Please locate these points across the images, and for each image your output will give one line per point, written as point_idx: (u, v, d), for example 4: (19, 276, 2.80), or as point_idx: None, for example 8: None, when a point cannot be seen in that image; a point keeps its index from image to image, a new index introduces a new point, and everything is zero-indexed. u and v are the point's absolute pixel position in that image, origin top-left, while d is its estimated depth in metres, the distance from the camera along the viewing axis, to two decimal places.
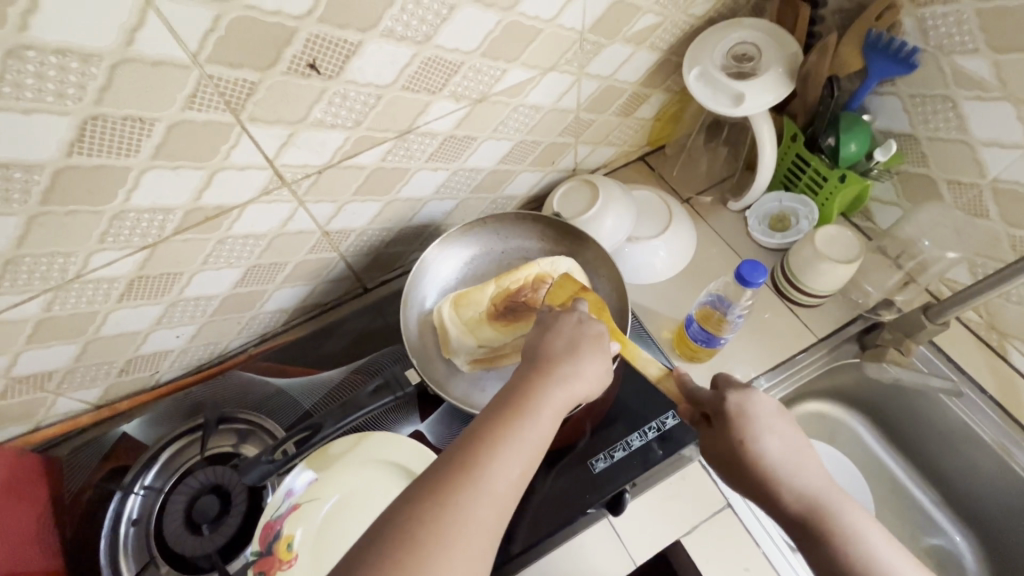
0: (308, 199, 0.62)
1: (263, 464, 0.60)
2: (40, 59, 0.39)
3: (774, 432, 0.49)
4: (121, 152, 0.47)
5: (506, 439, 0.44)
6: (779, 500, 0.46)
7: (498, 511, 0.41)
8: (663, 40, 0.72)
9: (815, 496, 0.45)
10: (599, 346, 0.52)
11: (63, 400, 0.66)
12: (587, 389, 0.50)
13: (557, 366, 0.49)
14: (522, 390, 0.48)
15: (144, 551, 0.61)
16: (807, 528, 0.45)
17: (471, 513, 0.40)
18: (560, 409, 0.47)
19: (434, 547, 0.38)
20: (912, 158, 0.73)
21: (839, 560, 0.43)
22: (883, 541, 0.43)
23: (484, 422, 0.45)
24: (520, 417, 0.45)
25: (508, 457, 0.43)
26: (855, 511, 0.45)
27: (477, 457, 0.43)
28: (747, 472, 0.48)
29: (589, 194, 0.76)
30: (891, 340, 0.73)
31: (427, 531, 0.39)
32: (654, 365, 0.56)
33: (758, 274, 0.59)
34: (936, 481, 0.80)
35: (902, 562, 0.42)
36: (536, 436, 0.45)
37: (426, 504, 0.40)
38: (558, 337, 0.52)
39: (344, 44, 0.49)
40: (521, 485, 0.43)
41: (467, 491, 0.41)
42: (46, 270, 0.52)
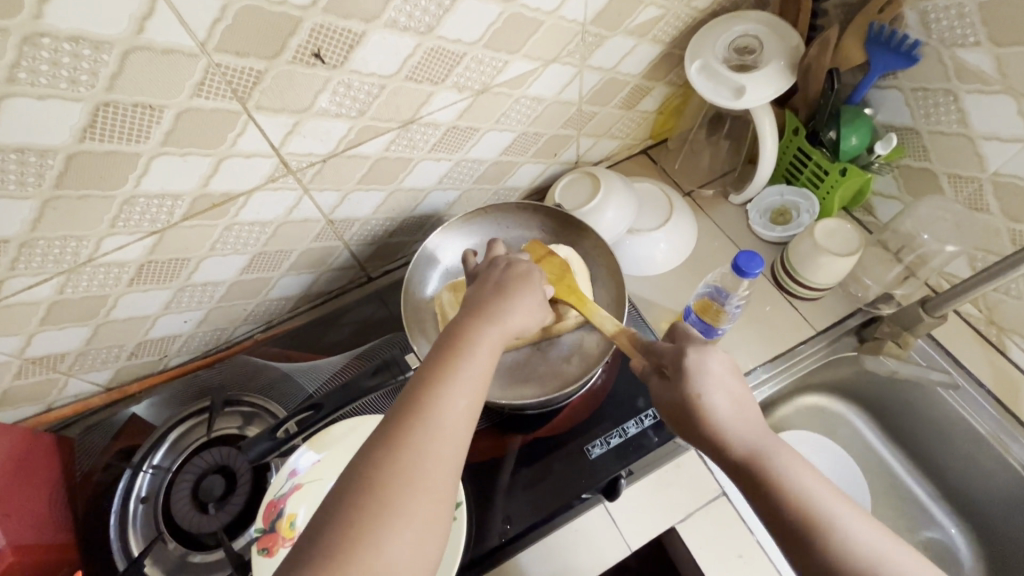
0: (313, 188, 0.63)
1: (266, 440, 0.63)
2: (54, 46, 0.40)
3: (723, 388, 0.50)
4: (131, 138, 0.48)
5: (448, 377, 0.45)
6: (726, 451, 0.47)
7: (454, 441, 0.43)
8: (666, 33, 0.73)
9: (757, 447, 0.47)
10: (525, 283, 0.56)
11: (75, 381, 0.68)
12: (523, 319, 0.53)
13: (489, 306, 0.52)
14: (458, 331, 0.50)
15: (152, 528, 0.62)
16: (751, 479, 0.46)
17: (423, 448, 0.42)
18: (498, 340, 0.50)
19: (394, 484, 0.40)
20: (913, 152, 0.73)
21: (779, 513, 0.44)
22: (823, 489, 0.44)
23: (425, 367, 0.47)
24: (457, 355, 0.47)
25: (452, 391, 0.45)
26: (795, 462, 0.46)
27: (422, 397, 0.44)
28: (695, 422, 0.49)
29: (591, 184, 0.77)
30: (889, 334, 0.74)
31: (383, 476, 0.40)
32: (609, 322, 0.60)
33: (755, 264, 0.59)
34: (933, 476, 0.80)
35: (841, 512, 0.43)
36: (477, 368, 0.47)
37: (381, 450, 0.42)
38: (487, 284, 0.56)
39: (349, 35, 0.51)
40: (475, 413, 0.45)
41: (416, 430, 0.42)
42: (60, 253, 0.54)
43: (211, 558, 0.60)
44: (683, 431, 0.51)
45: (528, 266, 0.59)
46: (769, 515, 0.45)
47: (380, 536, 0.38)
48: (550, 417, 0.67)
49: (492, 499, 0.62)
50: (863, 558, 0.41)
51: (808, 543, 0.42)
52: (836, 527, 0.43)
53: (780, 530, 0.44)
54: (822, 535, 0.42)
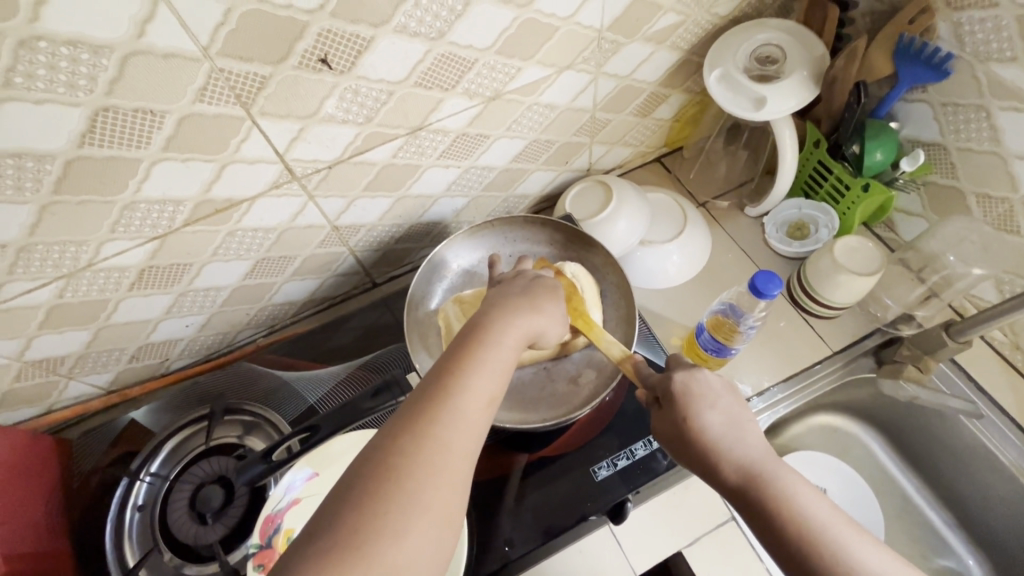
0: (318, 194, 0.62)
1: (259, 464, 0.59)
2: (52, 50, 0.39)
3: (720, 406, 0.48)
4: (132, 143, 0.47)
5: (472, 369, 0.45)
6: (723, 473, 0.45)
7: (474, 434, 0.42)
8: (684, 40, 0.70)
9: (756, 468, 0.44)
10: (552, 287, 0.56)
11: (75, 383, 0.67)
12: (548, 320, 0.52)
13: (516, 302, 0.52)
14: (481, 325, 0.49)
15: (148, 538, 0.61)
16: (751, 504, 0.44)
17: (445, 439, 0.41)
18: (524, 334, 0.49)
19: (413, 474, 0.39)
20: (941, 168, 0.70)
21: (782, 540, 0.42)
22: (826, 512, 0.42)
23: (448, 356, 0.46)
24: (484, 344, 0.47)
25: (477, 379, 0.44)
26: (796, 483, 0.44)
27: (446, 387, 0.43)
28: (690, 445, 0.47)
29: (603, 195, 0.75)
30: (909, 357, 0.71)
31: (401, 463, 0.39)
32: (616, 347, 0.58)
33: (772, 286, 0.57)
34: (951, 504, 0.77)
35: (846, 536, 0.41)
36: (501, 361, 0.46)
37: (400, 439, 0.40)
38: (513, 287, 0.55)
39: (357, 40, 0.49)
40: (495, 409, 0.44)
41: (440, 420, 0.41)
42: (59, 258, 0.53)
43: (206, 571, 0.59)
44: (678, 455, 0.48)
45: (554, 281, 0.58)
46: (773, 542, 0.42)
47: (399, 527, 0.37)
48: (556, 436, 0.65)
49: (496, 519, 0.60)
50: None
51: (814, 570, 0.41)
52: (841, 551, 0.41)
53: (782, 556, 0.42)
54: (827, 561, 0.40)
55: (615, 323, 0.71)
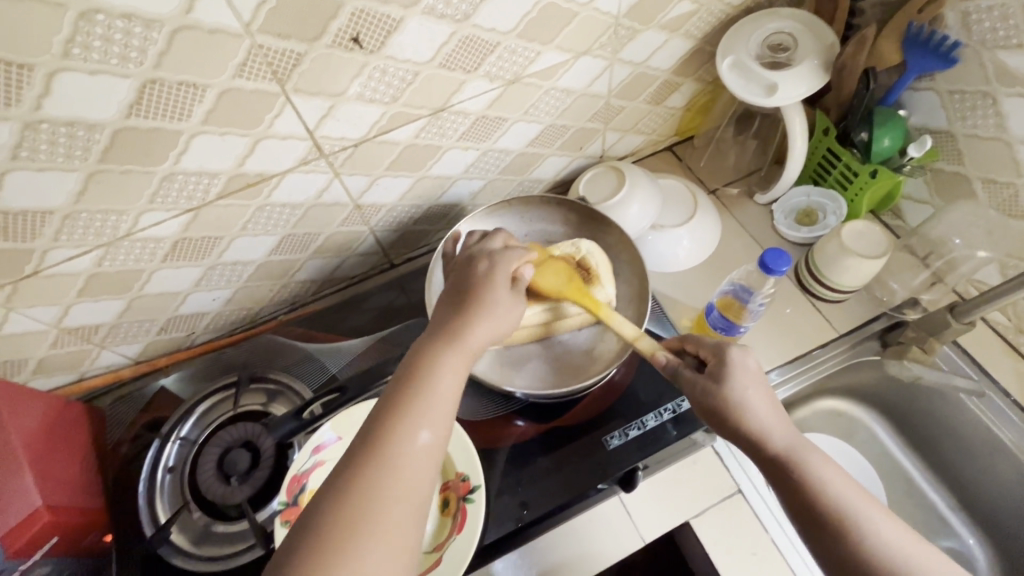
0: (343, 171, 0.64)
1: (290, 421, 0.63)
2: (107, 23, 0.41)
3: (762, 387, 0.50)
4: (174, 116, 0.50)
5: (409, 407, 0.44)
6: (761, 447, 0.48)
7: (416, 472, 0.42)
8: (698, 29, 0.72)
9: (791, 442, 0.47)
10: (491, 289, 0.53)
11: (107, 353, 0.70)
12: (490, 338, 0.51)
13: (453, 324, 0.50)
14: (419, 358, 0.48)
15: (180, 497, 0.63)
16: (784, 476, 0.46)
17: (383, 484, 0.41)
18: (462, 363, 0.48)
19: (355, 522, 0.39)
20: (947, 155, 0.72)
21: (811, 510, 0.44)
22: (853, 493, 0.44)
23: (384, 400, 0.46)
24: (418, 384, 0.46)
25: (411, 424, 0.44)
26: (823, 458, 0.46)
27: (382, 432, 0.43)
28: (732, 415, 0.49)
29: (615, 180, 0.77)
30: (914, 338, 0.73)
31: (341, 518, 0.40)
32: (629, 326, 0.60)
33: (782, 262, 0.59)
34: (954, 488, 0.79)
35: (869, 509, 0.44)
36: (439, 398, 0.45)
37: (341, 488, 0.41)
38: (450, 301, 0.53)
39: (387, 20, 0.51)
40: (438, 441, 0.44)
41: (377, 466, 0.42)
42: (101, 226, 0.56)
43: (234, 529, 0.61)
44: (718, 422, 0.50)
45: (498, 273, 0.55)
46: (803, 508, 0.45)
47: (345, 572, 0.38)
48: (570, 407, 0.67)
49: (511, 484, 0.63)
50: (891, 556, 0.42)
51: (838, 539, 0.43)
52: (864, 524, 0.43)
53: (810, 527, 0.44)
54: (852, 531, 0.43)
55: (627, 302, 0.73)
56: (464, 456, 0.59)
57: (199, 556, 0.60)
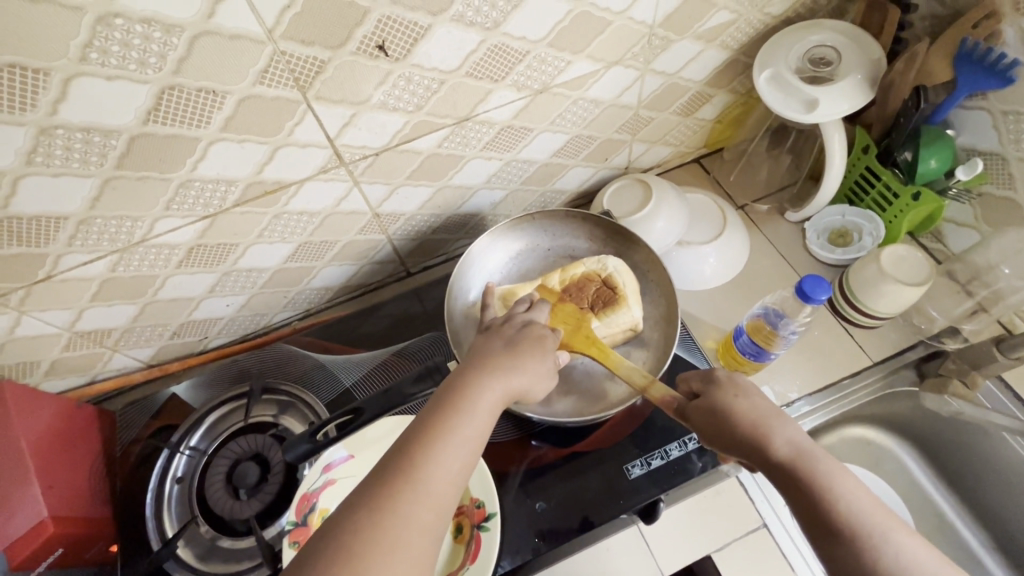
0: (363, 180, 0.62)
1: (304, 443, 0.58)
2: (127, 27, 0.40)
3: (762, 397, 0.49)
4: (192, 122, 0.48)
5: (440, 436, 0.43)
6: (768, 461, 0.45)
7: (440, 506, 0.40)
8: (734, 39, 0.69)
9: (801, 455, 0.44)
10: (539, 345, 0.53)
11: (119, 356, 0.69)
12: (530, 381, 0.50)
13: (498, 360, 0.50)
14: (455, 387, 0.47)
15: (187, 510, 0.62)
16: (796, 492, 0.43)
17: (406, 514, 0.39)
18: (501, 399, 0.47)
19: (373, 553, 0.37)
20: (997, 179, 0.68)
21: (829, 528, 0.41)
22: (870, 503, 0.42)
23: (417, 425, 0.44)
24: (455, 415, 0.44)
25: (447, 453, 0.42)
26: (837, 468, 0.43)
27: (411, 457, 0.41)
28: (734, 426, 0.47)
29: (642, 194, 0.74)
30: (955, 371, 0.69)
31: (361, 545, 0.37)
32: (636, 373, 0.55)
33: (821, 291, 0.56)
34: (989, 526, 0.75)
35: (891, 526, 0.41)
36: (475, 432, 0.44)
37: (361, 515, 0.39)
38: (497, 340, 0.53)
39: (414, 27, 0.49)
40: (465, 477, 0.43)
41: (402, 495, 0.39)
42: (116, 231, 0.54)
43: (242, 545, 0.60)
44: (720, 438, 0.48)
45: (545, 329, 0.56)
46: (818, 522, 0.42)
47: None
48: (590, 431, 0.64)
49: (526, 512, 0.60)
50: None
51: (858, 558, 0.40)
52: (886, 540, 0.40)
53: (827, 548, 0.41)
54: (874, 553, 0.40)
55: (651, 322, 0.70)
56: (478, 481, 0.57)
57: (205, 572, 0.59)
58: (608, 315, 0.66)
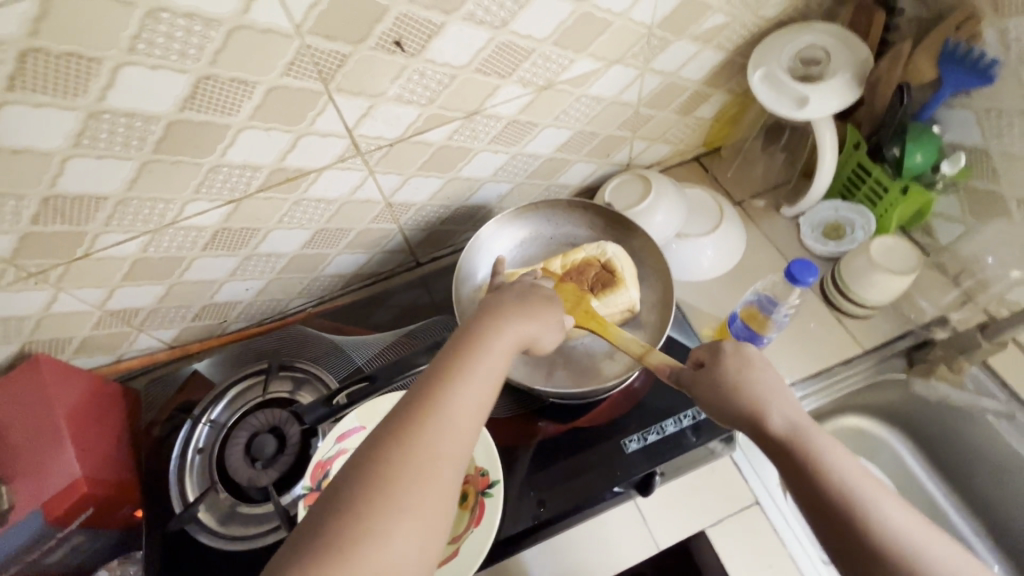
0: (378, 170, 0.66)
1: (319, 408, 0.65)
2: (171, 21, 0.44)
3: (765, 372, 0.51)
4: (224, 110, 0.52)
5: (460, 375, 0.46)
6: (767, 433, 0.48)
7: (459, 444, 0.43)
8: (730, 40, 0.73)
9: (799, 428, 0.47)
10: (548, 299, 0.57)
11: (144, 336, 0.73)
12: (540, 329, 0.54)
13: (510, 311, 0.53)
14: (471, 334, 0.50)
15: (207, 477, 0.65)
16: (790, 462, 0.46)
17: (429, 448, 0.42)
18: (514, 344, 0.51)
19: (396, 486, 0.40)
20: (981, 173, 0.71)
21: (821, 497, 0.44)
22: (861, 475, 0.44)
23: (438, 364, 0.47)
24: (471, 359, 0.47)
25: (468, 390, 0.45)
26: (831, 443, 0.46)
27: (433, 395, 0.45)
28: (734, 401, 0.50)
29: (641, 187, 0.78)
30: (943, 358, 0.73)
31: (384, 480, 0.40)
32: (635, 343, 0.58)
33: (808, 273, 0.59)
34: (979, 512, 0.77)
35: (880, 497, 0.43)
36: (493, 370, 0.48)
37: (388, 446, 0.42)
38: (507, 294, 0.57)
39: (428, 25, 0.53)
40: (482, 415, 0.46)
41: (426, 428, 0.43)
42: (149, 213, 0.58)
43: (259, 510, 0.63)
44: (722, 410, 0.51)
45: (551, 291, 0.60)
46: (810, 489, 0.44)
47: (378, 536, 0.39)
48: (590, 409, 0.67)
49: (529, 484, 0.63)
50: (903, 549, 0.41)
51: (849, 523, 0.42)
52: (877, 510, 0.42)
53: (819, 514, 0.44)
54: (864, 520, 0.42)
55: (649, 308, 0.74)
56: (484, 451, 0.60)
57: (224, 535, 0.62)
58: (607, 296, 0.69)
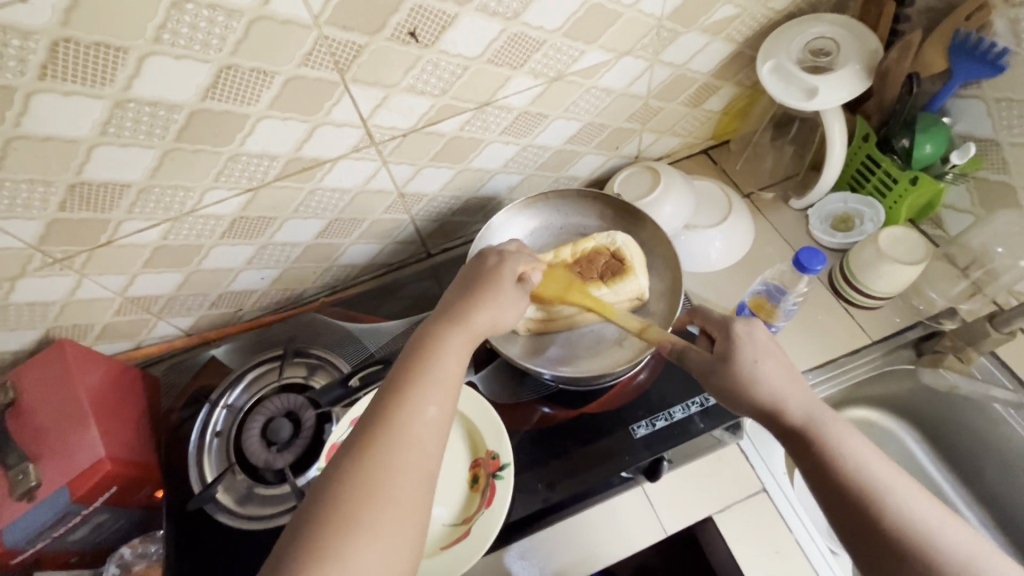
0: (391, 160, 0.68)
1: (337, 389, 0.68)
2: (195, 11, 0.46)
3: (777, 362, 0.51)
4: (244, 100, 0.54)
5: (417, 384, 0.46)
6: (782, 423, 0.49)
7: (423, 450, 0.44)
8: (739, 33, 0.74)
9: (814, 418, 0.48)
10: (495, 282, 0.56)
11: (163, 324, 0.75)
12: (492, 319, 0.53)
13: (459, 308, 0.53)
14: (427, 339, 0.50)
15: (225, 460, 0.67)
16: (806, 453, 0.47)
17: (393, 460, 0.43)
18: (466, 342, 0.51)
19: (363, 500, 0.41)
20: (991, 164, 0.72)
21: (839, 485, 0.45)
22: (876, 461, 0.45)
23: (393, 376, 0.47)
24: (425, 365, 0.48)
25: (421, 398, 0.45)
26: (847, 433, 0.47)
27: (391, 407, 0.45)
28: (749, 392, 0.50)
29: (651, 179, 0.79)
30: (950, 348, 0.73)
31: (350, 494, 0.41)
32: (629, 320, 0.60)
33: (817, 261, 0.59)
34: (988, 503, 0.77)
35: (895, 481, 0.44)
36: (444, 373, 0.48)
37: (349, 464, 0.43)
38: (457, 287, 0.56)
39: (442, 16, 0.55)
40: (445, 419, 0.46)
41: (386, 440, 0.43)
42: (170, 201, 0.60)
43: (276, 492, 0.65)
44: (735, 401, 0.51)
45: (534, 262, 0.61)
46: (825, 478, 0.46)
47: (350, 549, 0.39)
48: (598, 395, 0.68)
49: (539, 468, 0.64)
50: (921, 533, 0.42)
51: (866, 509, 0.44)
52: (892, 495, 0.44)
53: (835, 501, 0.45)
54: (881, 506, 0.43)
55: (658, 297, 0.74)
56: (495, 434, 0.61)
57: (242, 515, 0.64)
58: (616, 283, 0.70)
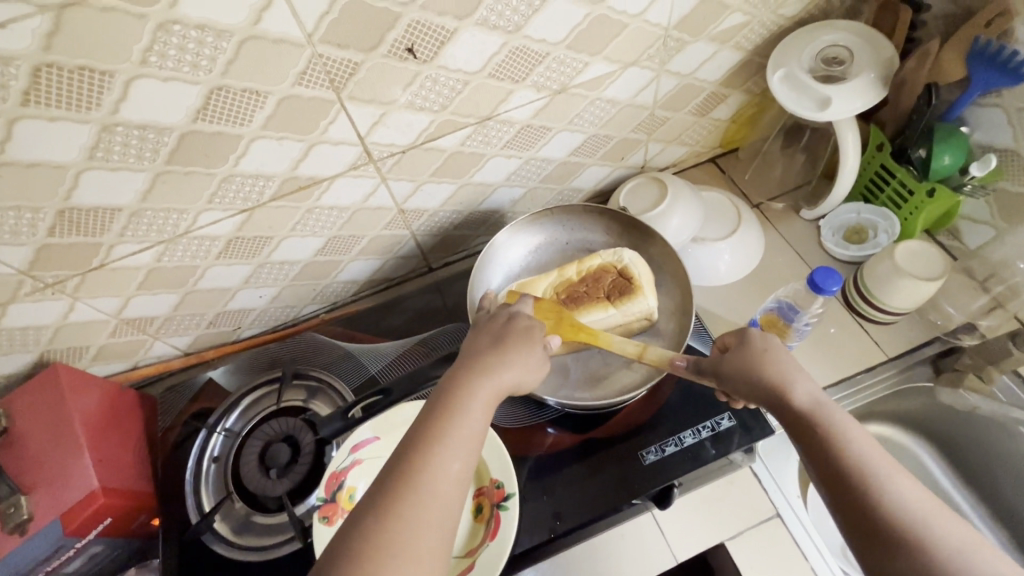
0: (390, 177, 0.66)
1: (337, 420, 0.65)
2: (183, 33, 0.44)
3: (787, 357, 0.50)
4: (236, 121, 0.52)
5: (441, 438, 0.45)
6: (789, 408, 0.47)
7: (447, 508, 0.43)
8: (748, 40, 0.71)
9: (820, 405, 0.46)
10: (526, 337, 0.54)
11: (160, 344, 0.74)
12: (519, 375, 0.51)
13: (487, 358, 0.51)
14: (452, 388, 0.48)
15: (222, 487, 0.66)
16: (808, 437, 0.45)
17: (415, 515, 0.41)
18: (494, 396, 0.49)
19: (387, 556, 0.40)
20: (1012, 175, 0.69)
21: (838, 472, 0.43)
22: (879, 454, 0.43)
23: (417, 425, 0.46)
24: (451, 418, 0.46)
25: (446, 454, 0.44)
26: (853, 421, 0.45)
27: (414, 460, 0.43)
28: (759, 379, 0.49)
29: (657, 192, 0.76)
30: (971, 366, 0.72)
31: (372, 550, 0.40)
32: (631, 344, 0.60)
33: (832, 282, 0.57)
34: (1009, 525, 0.75)
35: (896, 474, 0.42)
36: (470, 431, 0.46)
37: (372, 520, 0.41)
38: (484, 336, 0.54)
39: (441, 31, 0.53)
40: (467, 478, 0.45)
41: (409, 497, 0.42)
42: (162, 223, 0.58)
43: (274, 521, 0.63)
44: (744, 388, 0.50)
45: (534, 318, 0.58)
46: (824, 462, 0.43)
47: None
48: (606, 419, 0.66)
49: (544, 496, 0.62)
50: (919, 528, 0.39)
51: (863, 497, 0.41)
52: (892, 486, 0.41)
53: (832, 488, 0.43)
54: (880, 496, 0.41)
55: (666, 315, 0.72)
56: (499, 463, 0.59)
57: (240, 545, 0.62)
58: (625, 303, 0.68)
